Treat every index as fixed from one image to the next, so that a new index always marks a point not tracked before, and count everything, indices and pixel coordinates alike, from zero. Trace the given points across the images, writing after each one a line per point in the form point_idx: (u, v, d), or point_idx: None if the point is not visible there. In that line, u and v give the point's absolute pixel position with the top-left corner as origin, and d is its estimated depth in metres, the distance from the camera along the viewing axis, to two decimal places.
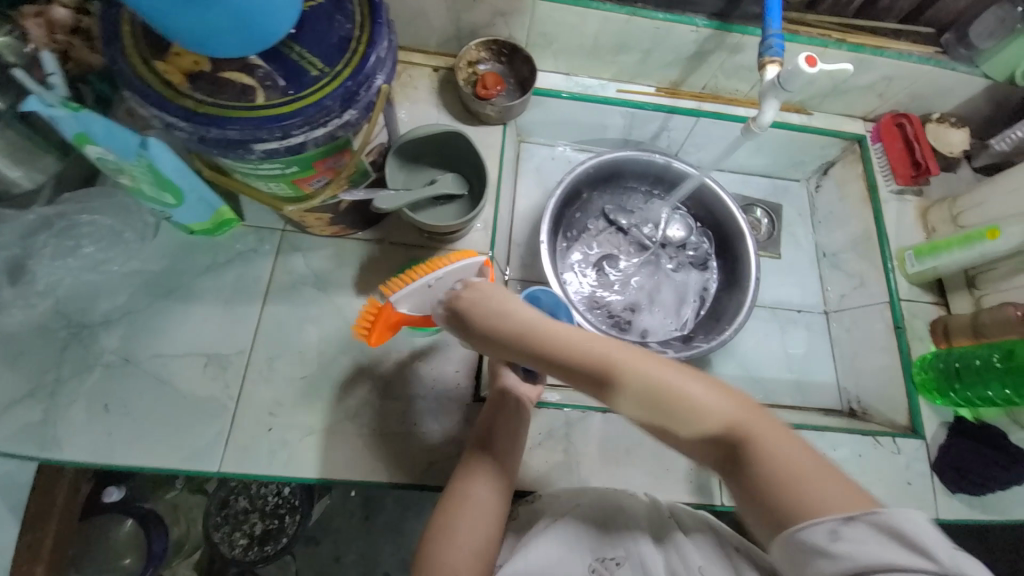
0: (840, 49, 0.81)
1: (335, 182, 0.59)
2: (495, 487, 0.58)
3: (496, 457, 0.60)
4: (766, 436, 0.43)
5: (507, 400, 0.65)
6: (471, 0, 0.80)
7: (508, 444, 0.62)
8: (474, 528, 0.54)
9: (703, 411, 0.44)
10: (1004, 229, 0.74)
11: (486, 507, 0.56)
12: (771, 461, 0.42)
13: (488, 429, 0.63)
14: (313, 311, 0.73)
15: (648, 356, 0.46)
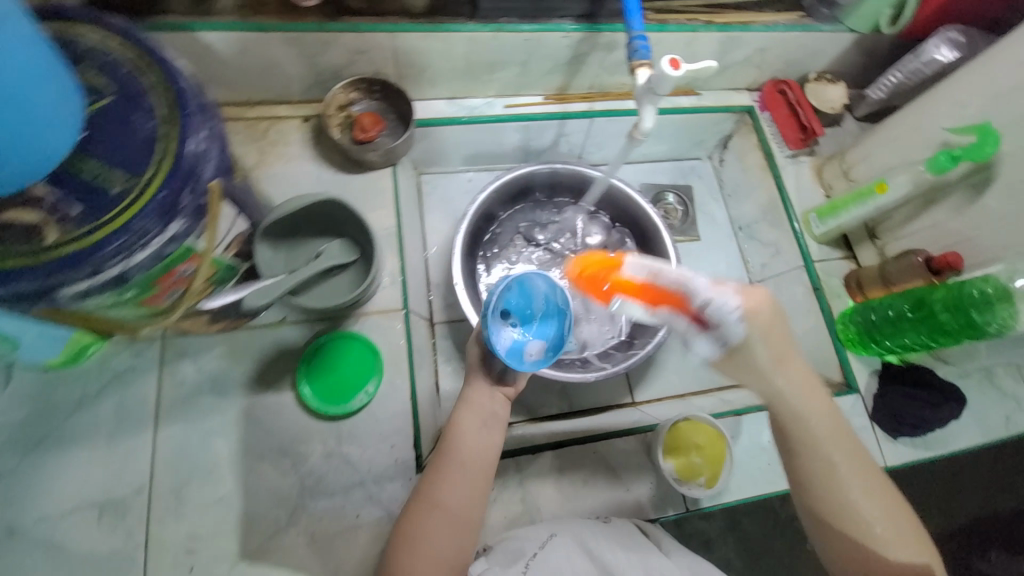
0: (708, 32, 0.80)
1: (193, 291, 0.52)
2: (452, 521, 0.54)
3: (453, 490, 0.56)
4: (906, 542, 0.50)
5: (469, 422, 0.59)
6: (321, 43, 0.72)
7: (468, 475, 0.56)
8: (429, 566, 0.52)
9: (881, 514, 0.51)
10: (890, 181, 0.77)
11: (442, 545, 0.53)
12: (912, 571, 0.50)
13: (448, 458, 0.57)
14: (215, 422, 0.66)
15: (841, 436, 0.53)
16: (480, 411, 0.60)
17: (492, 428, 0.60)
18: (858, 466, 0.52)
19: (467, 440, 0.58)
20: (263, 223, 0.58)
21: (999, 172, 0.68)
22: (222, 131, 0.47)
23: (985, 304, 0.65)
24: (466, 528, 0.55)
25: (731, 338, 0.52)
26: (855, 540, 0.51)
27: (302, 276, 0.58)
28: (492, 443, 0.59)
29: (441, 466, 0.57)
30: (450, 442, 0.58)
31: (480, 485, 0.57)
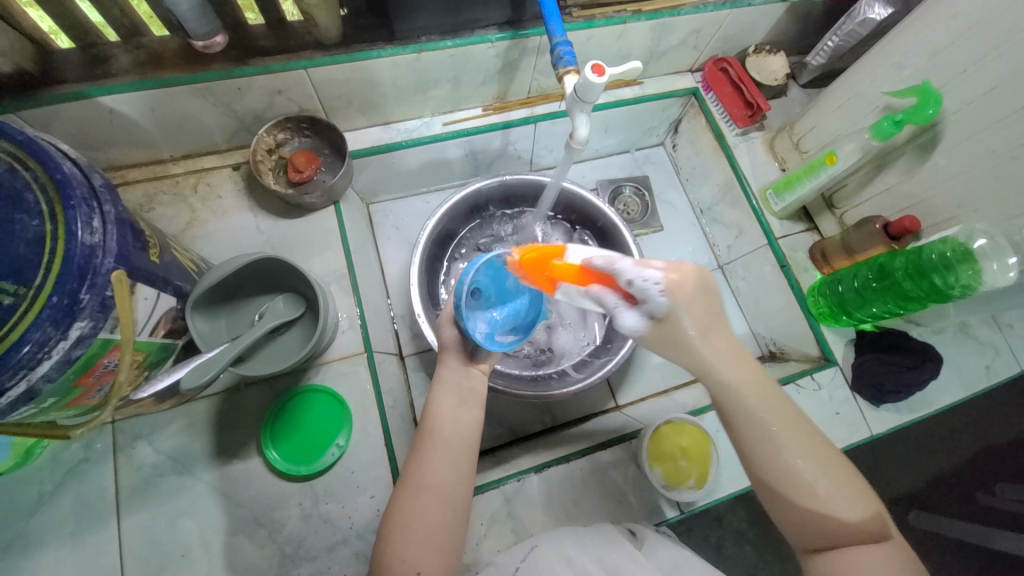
0: (638, 21, 0.77)
1: (125, 381, 0.48)
2: (436, 499, 0.51)
3: (437, 466, 0.53)
4: (852, 498, 0.46)
5: (447, 396, 0.57)
6: (235, 89, 0.68)
7: (449, 449, 0.54)
8: (417, 548, 0.49)
9: (825, 473, 0.46)
10: (839, 152, 0.75)
11: (430, 526, 0.50)
12: (861, 531, 0.45)
13: (429, 436, 0.55)
14: (180, 502, 0.62)
15: (762, 390, 0.48)
16: (457, 385, 0.59)
17: (468, 401, 0.58)
18: (787, 423, 0.47)
19: (448, 415, 0.56)
20: (193, 295, 0.54)
21: (946, 130, 0.66)
22: (121, 214, 0.44)
23: (947, 266, 0.64)
24: (454, 504, 0.52)
25: (659, 309, 0.45)
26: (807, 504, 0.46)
27: (244, 345, 0.54)
28: (472, 418, 0.57)
29: (422, 445, 0.54)
30: (430, 419, 0.56)
31: (464, 460, 0.54)
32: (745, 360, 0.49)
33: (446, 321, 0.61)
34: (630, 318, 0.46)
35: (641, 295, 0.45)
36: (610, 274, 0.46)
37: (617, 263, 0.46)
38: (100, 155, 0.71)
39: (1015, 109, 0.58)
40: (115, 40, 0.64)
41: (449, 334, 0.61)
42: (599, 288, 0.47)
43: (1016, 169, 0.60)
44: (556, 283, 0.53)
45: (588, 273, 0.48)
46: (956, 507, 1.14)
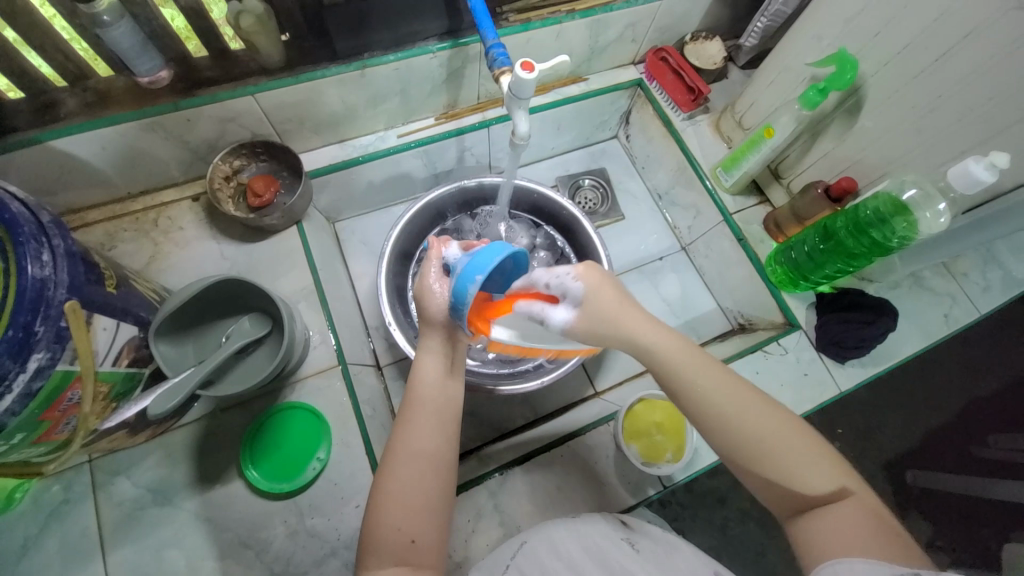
0: (573, 20, 0.80)
1: (91, 413, 0.50)
2: (427, 464, 0.52)
3: (424, 431, 0.54)
4: (816, 462, 0.47)
5: (432, 360, 0.58)
6: (185, 120, 0.70)
7: (436, 415, 0.55)
8: (409, 515, 0.50)
9: (785, 442, 0.48)
10: (775, 124, 0.78)
11: (420, 491, 0.51)
12: (826, 490, 0.46)
13: (417, 403, 0.56)
14: (164, 533, 0.62)
15: (705, 370, 0.51)
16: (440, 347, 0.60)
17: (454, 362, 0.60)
18: (744, 403, 0.49)
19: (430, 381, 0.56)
20: (154, 323, 0.55)
21: (868, 92, 0.70)
22: (72, 248, 0.45)
23: (883, 221, 0.68)
24: (445, 468, 0.53)
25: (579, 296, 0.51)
26: (764, 468, 0.48)
27: (212, 367, 0.55)
28: (457, 380, 0.59)
29: (410, 414, 0.55)
30: (416, 386, 0.57)
31: (451, 424, 0.56)
32: (689, 357, 0.51)
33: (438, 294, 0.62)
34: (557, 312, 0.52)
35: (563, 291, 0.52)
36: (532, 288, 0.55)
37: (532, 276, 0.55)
38: (57, 200, 0.72)
39: (927, 65, 0.62)
40: (62, 84, 0.65)
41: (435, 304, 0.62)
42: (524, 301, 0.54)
43: (936, 121, 0.64)
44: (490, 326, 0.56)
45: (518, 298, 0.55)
46: (953, 462, 1.15)
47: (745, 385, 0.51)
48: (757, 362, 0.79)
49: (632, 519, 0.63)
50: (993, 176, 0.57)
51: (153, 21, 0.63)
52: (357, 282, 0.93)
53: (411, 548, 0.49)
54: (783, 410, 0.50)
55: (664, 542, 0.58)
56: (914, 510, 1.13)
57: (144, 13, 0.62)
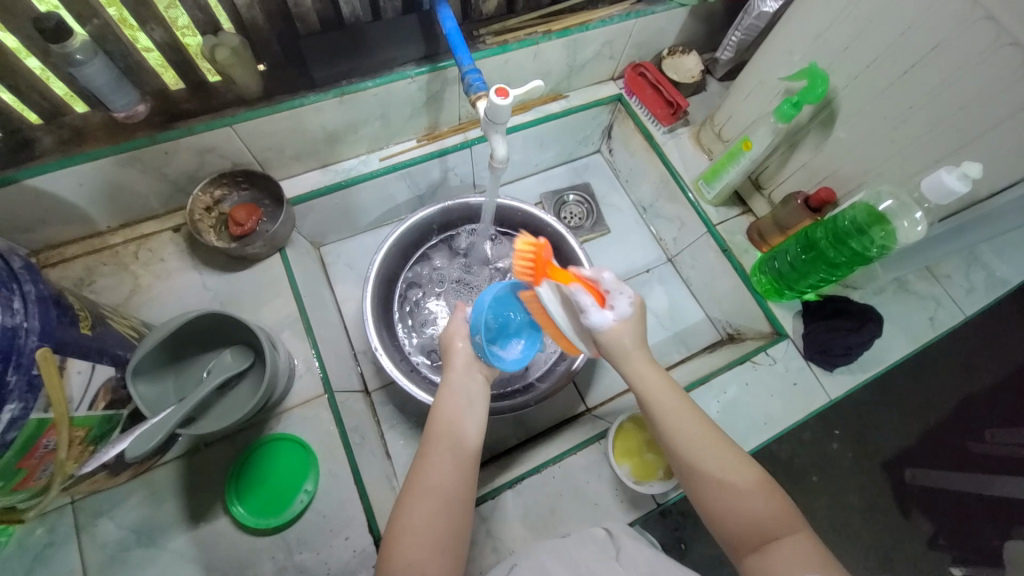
0: (550, 40, 0.81)
1: (67, 458, 0.49)
2: (441, 499, 0.52)
3: (441, 467, 0.54)
4: (769, 494, 0.50)
5: (446, 404, 0.60)
6: (163, 152, 0.69)
7: (452, 451, 0.55)
8: (423, 550, 0.49)
9: (739, 476, 0.51)
10: (753, 138, 0.78)
11: (435, 527, 0.51)
12: (775, 522, 0.48)
13: (435, 439, 0.57)
14: (149, 575, 0.60)
15: (672, 402, 0.56)
16: (456, 394, 0.61)
17: (470, 407, 0.61)
18: (706, 431, 0.54)
19: (447, 420, 0.58)
20: (130, 363, 0.55)
21: (841, 104, 0.71)
22: (43, 292, 0.45)
23: (861, 230, 0.69)
24: (460, 502, 0.53)
25: (623, 316, 0.56)
26: (719, 499, 0.50)
27: (191, 406, 0.54)
28: (475, 423, 0.60)
29: (427, 449, 0.56)
30: (433, 426, 0.58)
31: (468, 461, 0.56)
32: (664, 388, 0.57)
33: (456, 335, 0.67)
34: (602, 317, 0.55)
35: (614, 303, 0.56)
36: (594, 283, 0.56)
37: (601, 276, 0.56)
38: (35, 237, 0.71)
39: (897, 75, 0.63)
40: (39, 122, 0.65)
41: (457, 346, 0.66)
42: (576, 286, 0.55)
43: (909, 131, 0.65)
44: (541, 279, 0.56)
45: (575, 276, 0.56)
46: (953, 462, 1.14)
47: (706, 419, 0.55)
48: (746, 374, 0.79)
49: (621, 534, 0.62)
50: (966, 186, 0.58)
51: (127, 56, 0.63)
52: (343, 306, 0.93)
53: None
54: (740, 448, 0.54)
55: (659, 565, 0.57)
56: (918, 511, 1.11)
57: (119, 49, 0.62)
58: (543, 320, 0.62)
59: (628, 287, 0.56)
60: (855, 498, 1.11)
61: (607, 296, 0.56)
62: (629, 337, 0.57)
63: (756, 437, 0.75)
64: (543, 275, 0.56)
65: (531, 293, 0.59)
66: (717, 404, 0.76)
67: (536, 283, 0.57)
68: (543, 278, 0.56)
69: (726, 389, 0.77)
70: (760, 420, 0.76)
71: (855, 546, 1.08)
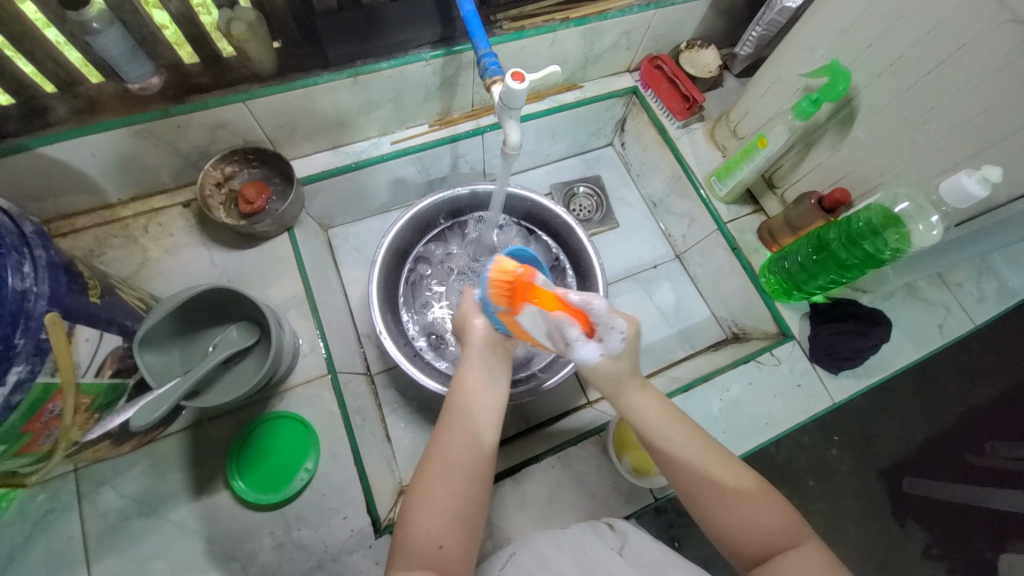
0: (567, 28, 0.80)
1: (73, 425, 0.50)
2: (462, 472, 0.52)
3: (464, 437, 0.54)
4: (773, 512, 0.50)
5: (468, 374, 0.59)
6: (176, 126, 0.69)
7: (474, 423, 0.55)
8: (441, 520, 0.50)
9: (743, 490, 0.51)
10: (769, 135, 0.77)
11: (456, 498, 0.51)
12: (783, 539, 0.49)
13: (457, 411, 0.56)
14: (149, 544, 0.61)
15: (672, 423, 0.55)
16: (477, 362, 0.61)
17: (492, 378, 0.60)
18: (712, 456, 0.53)
19: (471, 390, 0.58)
20: (138, 333, 0.55)
21: (861, 104, 0.70)
22: (53, 258, 0.45)
23: (875, 233, 0.68)
24: (479, 473, 0.53)
25: (612, 352, 0.53)
26: (725, 518, 0.51)
27: (196, 378, 0.54)
28: (497, 394, 0.59)
29: (448, 419, 0.56)
30: (456, 395, 0.58)
31: (490, 432, 0.56)
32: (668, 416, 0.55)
33: (471, 313, 0.64)
34: (588, 349, 0.52)
35: (603, 336, 0.52)
36: (583, 311, 0.51)
37: (591, 302, 0.51)
38: (47, 206, 0.72)
39: (921, 76, 0.61)
40: (51, 90, 0.65)
41: (475, 322, 0.63)
42: (562, 316, 0.50)
43: (929, 133, 0.64)
44: (521, 302, 0.53)
45: (561, 303, 0.51)
46: (953, 471, 1.14)
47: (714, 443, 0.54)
48: (751, 373, 0.78)
49: (619, 526, 0.62)
50: (985, 190, 0.57)
51: (143, 27, 0.63)
52: (349, 289, 0.93)
53: (439, 553, 0.49)
54: (744, 463, 0.54)
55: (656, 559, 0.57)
56: (915, 518, 1.11)
57: (136, 20, 0.62)
58: (522, 331, 0.57)
59: (621, 320, 0.52)
60: (852, 504, 1.11)
61: (597, 328, 0.52)
62: (623, 368, 0.55)
63: (757, 436, 0.75)
64: (522, 300, 0.53)
65: (509, 319, 0.57)
66: (720, 402, 0.76)
67: (515, 307, 0.54)
68: (523, 301, 0.53)
69: (729, 387, 0.77)
70: (762, 420, 0.75)
71: (850, 551, 1.08)
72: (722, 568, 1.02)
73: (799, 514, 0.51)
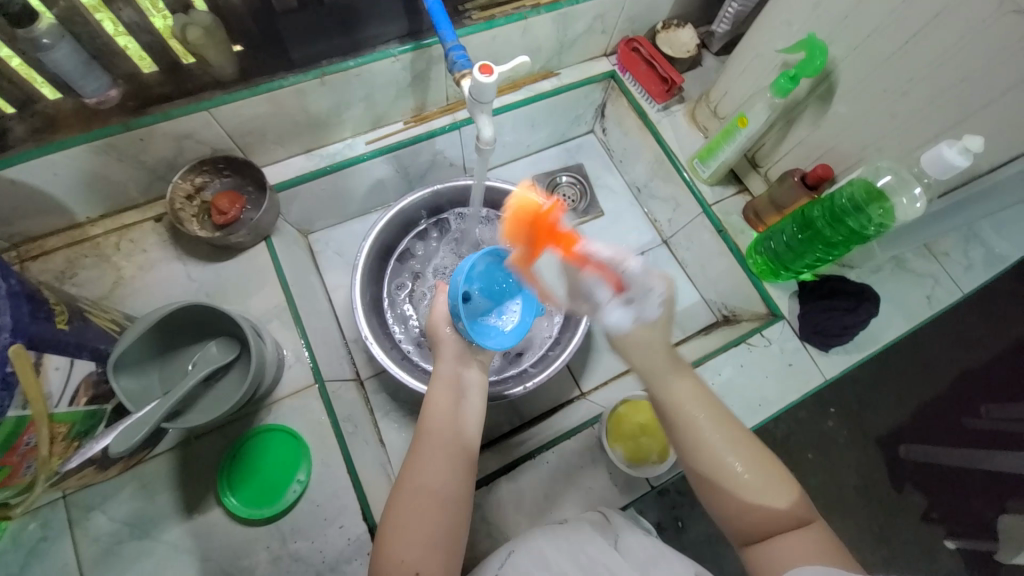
0: (538, 14, 0.78)
1: (52, 455, 0.48)
2: (433, 500, 0.52)
3: (436, 467, 0.54)
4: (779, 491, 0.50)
5: (442, 397, 0.60)
6: (140, 139, 0.67)
7: (445, 449, 0.56)
8: (415, 547, 0.49)
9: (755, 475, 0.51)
10: (749, 114, 0.76)
11: (430, 527, 0.51)
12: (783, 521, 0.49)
13: (428, 438, 0.57)
14: (145, 566, 0.60)
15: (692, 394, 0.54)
16: (450, 382, 0.62)
17: (464, 399, 0.61)
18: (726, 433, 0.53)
19: (441, 417, 0.58)
20: (112, 355, 0.54)
21: (840, 77, 0.68)
22: (15, 287, 0.44)
23: (858, 208, 0.68)
24: (451, 503, 0.53)
25: (644, 315, 0.56)
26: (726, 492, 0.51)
27: (176, 399, 0.53)
28: (472, 415, 0.61)
29: (420, 448, 0.56)
30: (426, 421, 0.58)
31: (461, 457, 0.56)
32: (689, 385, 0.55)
33: (440, 321, 0.65)
34: (620, 309, 0.56)
35: (631, 298, 0.56)
36: (611, 270, 0.57)
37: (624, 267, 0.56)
38: (13, 229, 0.69)
39: (898, 46, 0.60)
40: (11, 111, 0.63)
41: (441, 333, 0.65)
42: (594, 274, 0.57)
43: (909, 104, 0.63)
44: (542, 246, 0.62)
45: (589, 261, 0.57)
46: (946, 438, 1.15)
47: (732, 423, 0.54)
48: (742, 356, 0.78)
49: (615, 518, 0.62)
50: (966, 160, 0.57)
51: (95, 38, 0.61)
52: (334, 294, 0.92)
53: None
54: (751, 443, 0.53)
55: (652, 547, 0.57)
56: (911, 486, 1.12)
57: (87, 31, 0.59)
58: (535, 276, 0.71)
59: (655, 285, 0.56)
60: (850, 477, 1.12)
61: (627, 290, 0.56)
62: (654, 339, 0.56)
63: (750, 418, 0.75)
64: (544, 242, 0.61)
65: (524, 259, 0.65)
66: (712, 387, 0.76)
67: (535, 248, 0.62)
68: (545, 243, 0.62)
69: (721, 371, 0.77)
70: (754, 401, 0.75)
71: (850, 524, 1.09)
72: (725, 548, 1.03)
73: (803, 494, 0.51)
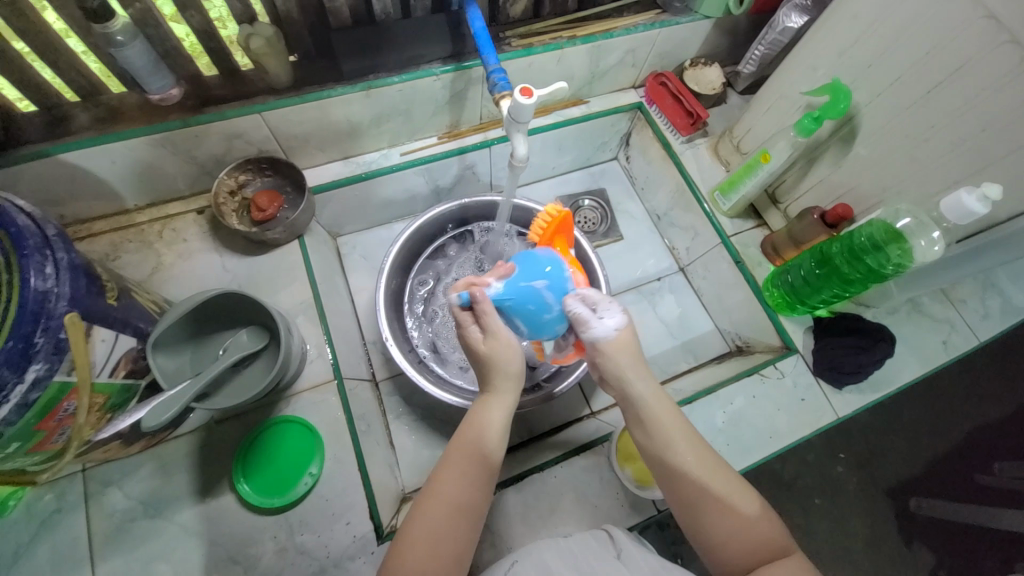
0: (574, 45, 0.82)
1: (86, 424, 0.51)
2: (450, 515, 0.52)
3: (460, 482, 0.54)
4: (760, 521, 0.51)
5: (480, 410, 0.58)
6: (194, 135, 0.71)
7: (472, 465, 0.55)
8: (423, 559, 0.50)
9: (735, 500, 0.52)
10: (772, 150, 0.79)
11: (438, 541, 0.51)
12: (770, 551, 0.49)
13: (458, 451, 0.55)
14: (154, 546, 0.62)
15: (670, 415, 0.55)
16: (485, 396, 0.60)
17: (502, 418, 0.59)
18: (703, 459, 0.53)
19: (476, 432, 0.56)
20: (151, 334, 0.56)
21: (862, 121, 0.71)
22: (75, 260, 0.47)
23: (877, 247, 0.69)
24: (467, 520, 0.53)
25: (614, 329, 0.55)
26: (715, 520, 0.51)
27: (207, 380, 0.55)
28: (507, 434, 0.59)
29: (446, 460, 0.55)
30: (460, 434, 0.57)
31: (486, 476, 0.55)
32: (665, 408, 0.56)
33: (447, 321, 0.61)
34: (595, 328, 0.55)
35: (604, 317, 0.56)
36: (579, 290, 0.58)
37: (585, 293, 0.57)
38: (66, 210, 0.74)
39: (920, 95, 0.63)
40: (75, 100, 0.68)
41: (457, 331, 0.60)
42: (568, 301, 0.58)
43: (929, 150, 0.65)
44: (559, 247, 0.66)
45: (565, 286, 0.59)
46: (959, 491, 1.12)
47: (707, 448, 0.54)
48: (754, 386, 0.78)
49: (622, 535, 0.61)
50: (985, 207, 0.58)
51: (166, 41, 0.66)
52: (356, 296, 0.95)
53: None
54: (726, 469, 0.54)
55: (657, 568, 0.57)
56: (920, 539, 1.09)
57: (159, 34, 0.64)
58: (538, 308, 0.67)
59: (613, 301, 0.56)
60: (858, 523, 1.09)
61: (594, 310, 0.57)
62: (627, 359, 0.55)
63: (760, 449, 0.74)
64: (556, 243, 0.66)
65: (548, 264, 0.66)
66: (723, 415, 0.76)
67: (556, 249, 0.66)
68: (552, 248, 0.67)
69: (733, 400, 0.77)
70: (764, 432, 0.75)
71: (856, 572, 1.06)
72: None
73: (785, 526, 0.52)
